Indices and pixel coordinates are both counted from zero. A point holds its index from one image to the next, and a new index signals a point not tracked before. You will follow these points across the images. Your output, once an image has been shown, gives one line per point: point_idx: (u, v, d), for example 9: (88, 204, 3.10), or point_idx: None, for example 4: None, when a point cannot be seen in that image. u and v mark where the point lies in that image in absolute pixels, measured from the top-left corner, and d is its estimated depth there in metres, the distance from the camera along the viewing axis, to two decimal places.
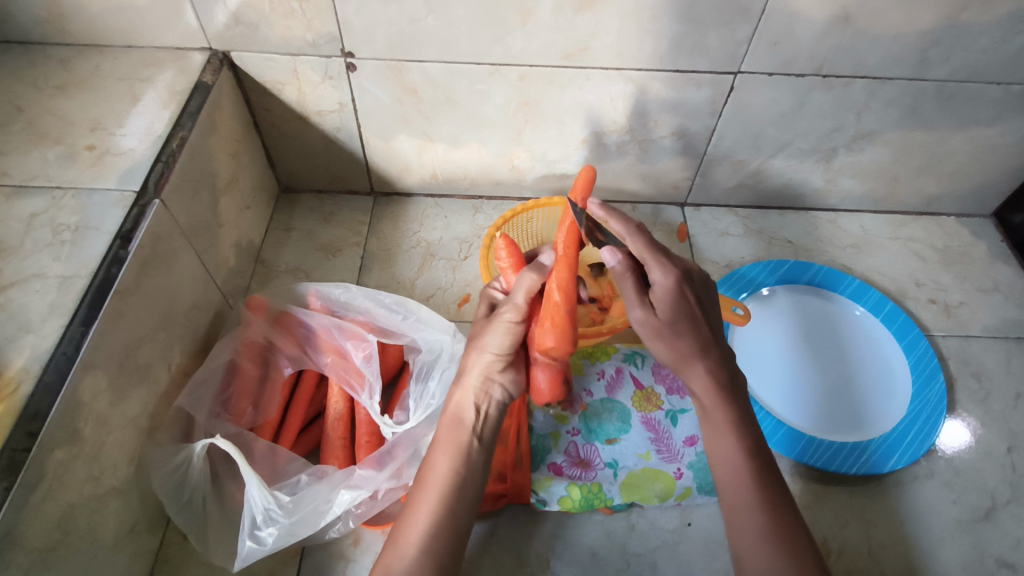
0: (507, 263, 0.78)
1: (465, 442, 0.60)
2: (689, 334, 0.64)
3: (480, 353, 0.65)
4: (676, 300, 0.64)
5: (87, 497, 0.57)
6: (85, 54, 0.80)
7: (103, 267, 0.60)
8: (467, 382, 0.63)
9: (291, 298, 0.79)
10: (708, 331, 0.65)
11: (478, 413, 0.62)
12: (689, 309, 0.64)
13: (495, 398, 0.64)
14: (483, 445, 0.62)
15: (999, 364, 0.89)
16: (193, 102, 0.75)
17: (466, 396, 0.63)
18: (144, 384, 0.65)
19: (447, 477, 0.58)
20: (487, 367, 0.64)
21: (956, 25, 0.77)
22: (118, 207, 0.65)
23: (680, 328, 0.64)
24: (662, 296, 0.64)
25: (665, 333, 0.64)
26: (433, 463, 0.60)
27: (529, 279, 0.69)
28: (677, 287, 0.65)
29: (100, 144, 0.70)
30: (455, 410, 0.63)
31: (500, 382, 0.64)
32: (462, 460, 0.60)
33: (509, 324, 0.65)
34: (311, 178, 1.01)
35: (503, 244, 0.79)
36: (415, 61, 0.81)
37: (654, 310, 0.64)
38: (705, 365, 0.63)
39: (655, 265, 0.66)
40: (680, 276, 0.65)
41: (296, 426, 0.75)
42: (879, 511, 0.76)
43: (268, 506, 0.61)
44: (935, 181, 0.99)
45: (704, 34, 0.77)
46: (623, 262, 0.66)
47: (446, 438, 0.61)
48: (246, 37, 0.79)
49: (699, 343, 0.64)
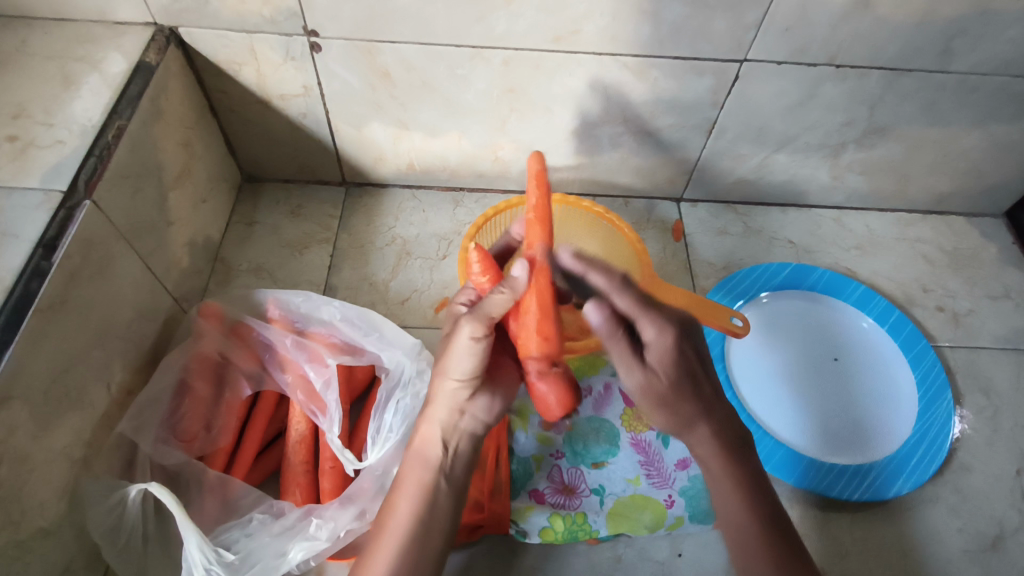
0: (485, 278, 0.66)
1: (430, 483, 0.54)
2: (693, 396, 0.58)
3: (443, 379, 0.56)
4: (676, 360, 0.58)
5: (5, 545, 0.50)
6: (10, 28, 0.70)
7: (21, 281, 0.52)
8: (433, 416, 0.56)
9: (249, 306, 0.72)
10: (710, 388, 0.59)
11: (446, 449, 0.55)
12: (691, 363, 0.58)
13: (465, 429, 0.56)
14: (451, 484, 0.55)
15: (1009, 379, 0.84)
16: (134, 86, 0.67)
17: (432, 432, 0.56)
18: (76, 411, 0.58)
19: (409, 523, 0.52)
20: (454, 396, 0.56)
21: (985, 12, 0.69)
22: (41, 210, 0.56)
23: (686, 394, 0.58)
24: (659, 355, 0.58)
25: (667, 399, 0.58)
26: (393, 506, 0.54)
27: (501, 296, 0.56)
28: (676, 345, 0.58)
29: (23, 134, 0.61)
30: (419, 445, 0.56)
31: (472, 412, 0.57)
32: (427, 503, 0.53)
33: (471, 343, 0.54)
34: (276, 166, 0.92)
35: (477, 255, 0.65)
36: (387, 42, 0.72)
37: (655, 372, 0.58)
38: (709, 425, 0.59)
39: (647, 321, 0.58)
40: (676, 329, 0.58)
41: (251, 452, 0.69)
42: (882, 539, 0.72)
43: (209, 565, 0.54)
44: (946, 180, 0.93)
45: (709, 18, 0.70)
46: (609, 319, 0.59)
47: (410, 479, 0.54)
48: (195, 11, 0.69)
49: (703, 403, 0.59)
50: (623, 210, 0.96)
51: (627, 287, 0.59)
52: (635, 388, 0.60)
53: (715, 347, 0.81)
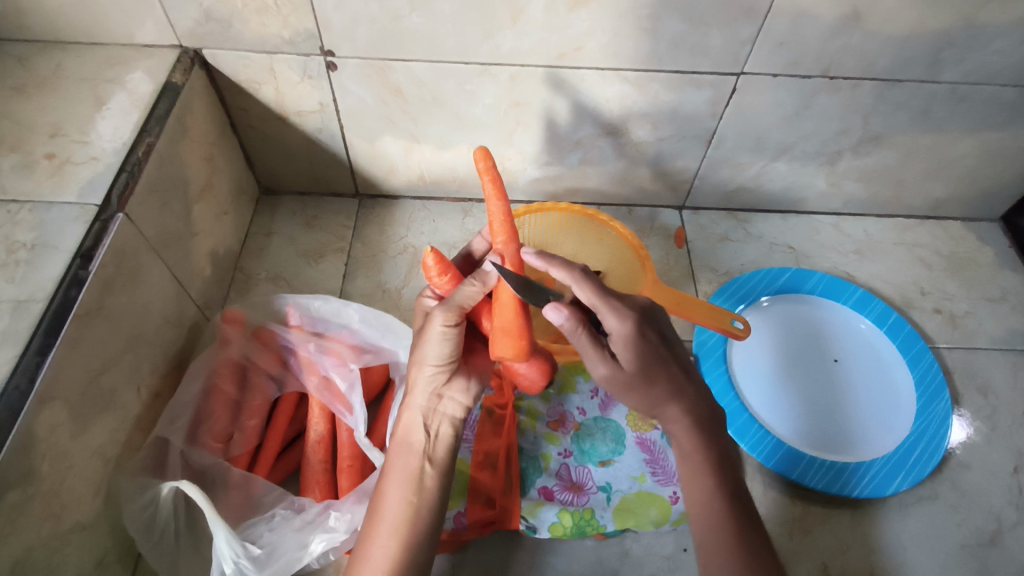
0: (445, 282, 0.67)
1: (418, 469, 0.56)
2: (662, 378, 0.59)
3: (420, 369, 0.58)
4: (640, 347, 0.58)
5: (45, 537, 0.54)
6: (45, 52, 0.74)
7: (61, 289, 0.56)
8: (413, 403, 0.58)
9: (270, 311, 0.76)
10: (678, 366, 0.60)
11: (429, 433, 0.58)
12: (655, 350, 0.58)
13: (445, 412, 0.59)
14: (438, 467, 0.57)
15: (1005, 378, 0.86)
16: (162, 105, 0.70)
17: (414, 419, 0.58)
18: (110, 411, 0.61)
19: (400, 508, 0.54)
20: (431, 381, 0.58)
21: (972, 25, 0.72)
22: (78, 223, 0.60)
23: (655, 377, 0.58)
24: (622, 345, 0.58)
25: (637, 385, 0.59)
26: (383, 495, 0.55)
27: (473, 288, 0.61)
28: (637, 331, 0.58)
29: (60, 152, 0.65)
30: (404, 432, 0.58)
31: (449, 396, 0.59)
32: (415, 489, 0.55)
33: (442, 330, 0.58)
34: (293, 179, 0.96)
35: (433, 260, 0.65)
36: (400, 60, 0.76)
37: (621, 364, 0.59)
38: (680, 406, 0.59)
39: (608, 310, 0.58)
40: (636, 318, 0.58)
41: (274, 452, 0.72)
42: (881, 534, 0.74)
43: (237, 559, 0.58)
44: (942, 186, 0.96)
45: (706, 33, 0.73)
46: (571, 317, 0.57)
47: (397, 469, 0.56)
48: (219, 34, 0.74)
49: (673, 387, 0.59)
50: (627, 218, 0.99)
51: (587, 279, 0.59)
52: (603, 377, 0.61)
53: (717, 349, 0.84)
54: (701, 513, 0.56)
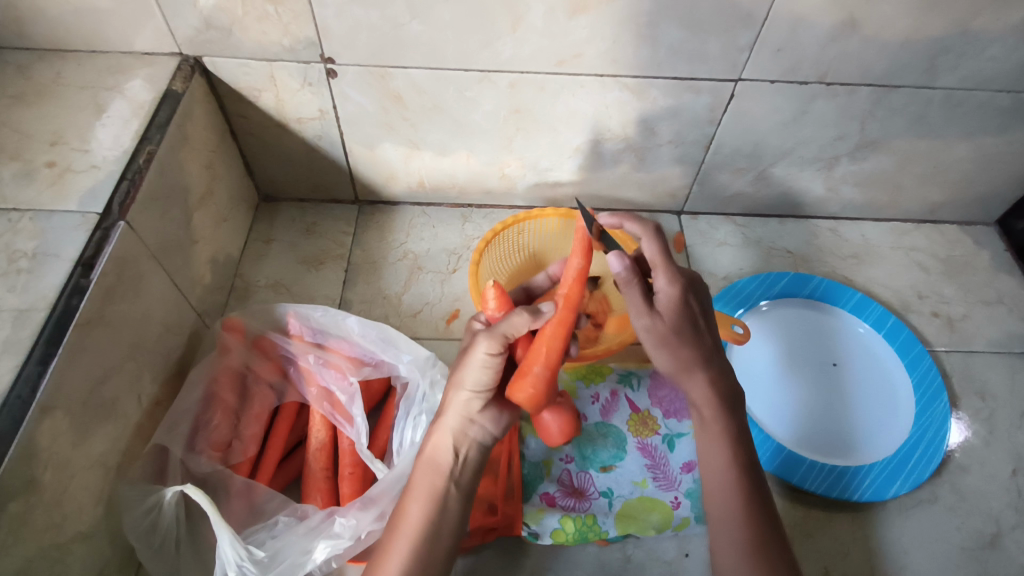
0: (499, 312, 0.65)
1: (441, 488, 0.56)
2: (695, 343, 0.59)
3: (457, 389, 0.59)
4: (683, 310, 0.58)
5: (47, 547, 0.54)
6: (45, 60, 0.74)
7: (62, 298, 0.56)
8: (444, 424, 0.58)
9: (271, 320, 0.76)
10: (710, 341, 0.60)
11: (457, 456, 0.58)
12: (694, 315, 0.59)
13: (473, 438, 0.59)
14: (461, 490, 0.57)
15: (1003, 381, 0.87)
16: (163, 112, 0.71)
17: (443, 439, 0.58)
18: (110, 420, 0.61)
19: (419, 525, 0.54)
20: (465, 406, 0.58)
21: (967, 31, 0.73)
22: (79, 231, 0.60)
23: (687, 337, 0.58)
24: (669, 302, 0.59)
25: (671, 341, 0.58)
26: (406, 510, 0.55)
27: (523, 319, 0.58)
28: (684, 297, 0.59)
29: (61, 160, 0.65)
30: (431, 452, 0.58)
31: (480, 423, 0.59)
32: (437, 508, 0.55)
33: (485, 358, 0.57)
34: (292, 186, 0.96)
35: (494, 292, 0.65)
36: (400, 67, 0.76)
37: (662, 315, 0.58)
38: (705, 375, 0.59)
39: (664, 268, 0.60)
40: (686, 283, 0.60)
41: (275, 460, 0.72)
42: (881, 538, 0.74)
43: (241, 562, 0.58)
44: (938, 190, 0.96)
45: (704, 41, 0.73)
46: (630, 268, 0.56)
47: (421, 485, 0.56)
48: (219, 42, 0.74)
49: (702, 353, 0.59)
50: None
51: (657, 240, 0.63)
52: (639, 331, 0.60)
53: None
54: (704, 517, 0.56)
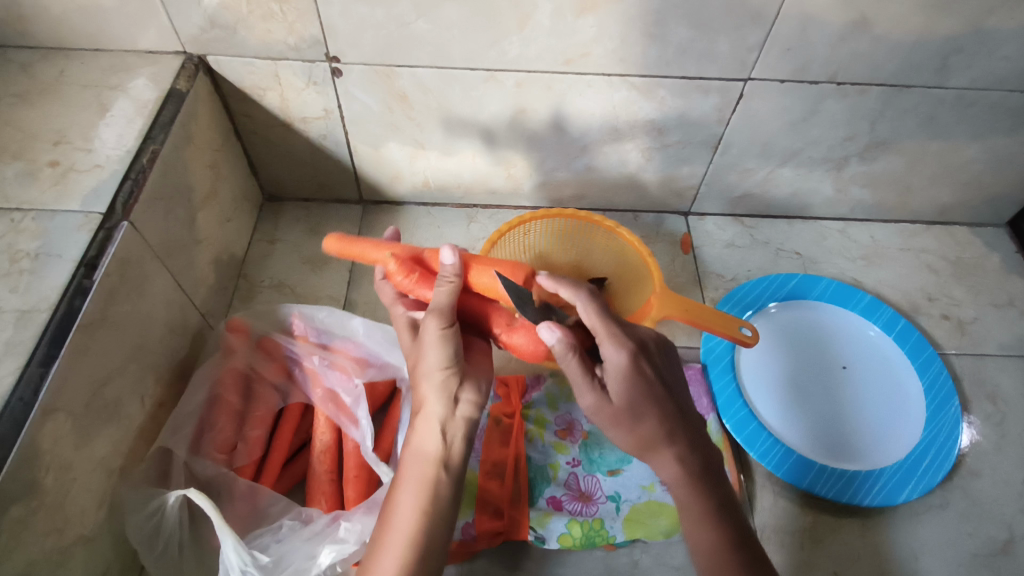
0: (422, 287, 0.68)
1: (431, 477, 0.55)
2: (653, 415, 0.57)
3: (428, 378, 0.57)
4: (635, 381, 0.56)
5: (49, 551, 0.53)
6: (49, 59, 0.74)
7: (65, 299, 0.55)
8: (426, 410, 0.57)
9: (275, 321, 0.75)
10: (672, 406, 0.58)
11: (444, 440, 0.56)
12: (648, 385, 0.56)
13: (461, 418, 0.57)
14: (453, 473, 0.56)
15: (1015, 385, 0.86)
16: (167, 111, 0.70)
17: (429, 428, 0.56)
18: (113, 422, 0.60)
19: (412, 518, 0.53)
20: (443, 387, 0.57)
21: (980, 30, 0.72)
22: (82, 231, 0.59)
23: (646, 409, 0.56)
24: (616, 378, 0.56)
25: (623, 420, 0.57)
26: (396, 503, 0.54)
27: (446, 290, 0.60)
28: (632, 364, 0.57)
29: (64, 160, 0.64)
30: (416, 440, 0.57)
31: (464, 400, 0.58)
32: (428, 497, 0.54)
33: (439, 334, 0.57)
34: (296, 186, 0.96)
35: (396, 265, 0.68)
36: (405, 66, 0.76)
37: (610, 396, 0.57)
38: (673, 450, 0.58)
39: (607, 339, 0.57)
40: (634, 349, 0.57)
41: (279, 463, 0.71)
42: (891, 544, 0.73)
43: (245, 567, 0.57)
44: (948, 192, 0.95)
45: (713, 40, 0.73)
46: (565, 339, 0.56)
47: (410, 476, 0.55)
48: (223, 40, 0.73)
49: (666, 428, 0.57)
50: (633, 224, 0.98)
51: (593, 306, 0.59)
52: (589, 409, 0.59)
53: (725, 356, 0.83)
54: None
